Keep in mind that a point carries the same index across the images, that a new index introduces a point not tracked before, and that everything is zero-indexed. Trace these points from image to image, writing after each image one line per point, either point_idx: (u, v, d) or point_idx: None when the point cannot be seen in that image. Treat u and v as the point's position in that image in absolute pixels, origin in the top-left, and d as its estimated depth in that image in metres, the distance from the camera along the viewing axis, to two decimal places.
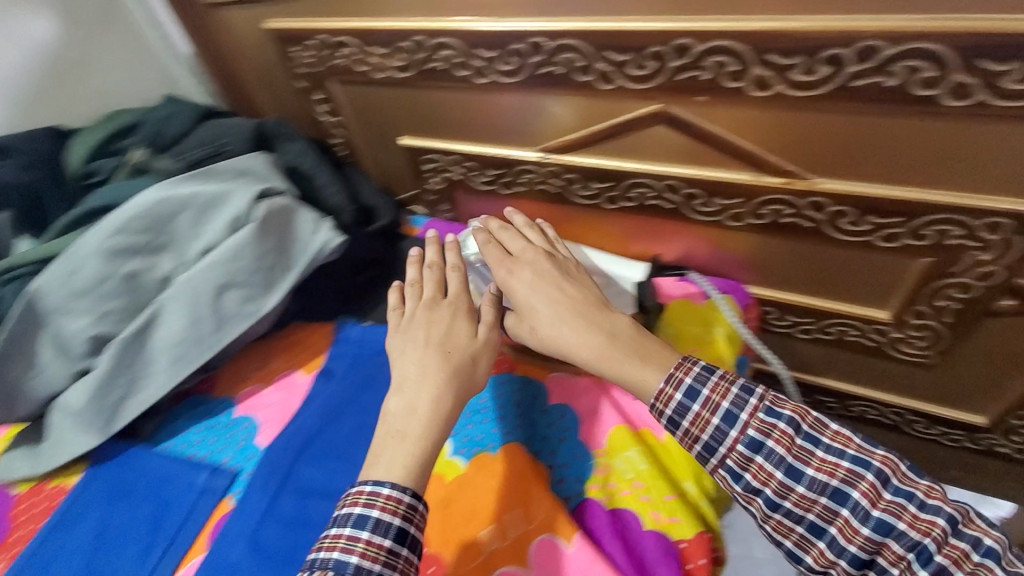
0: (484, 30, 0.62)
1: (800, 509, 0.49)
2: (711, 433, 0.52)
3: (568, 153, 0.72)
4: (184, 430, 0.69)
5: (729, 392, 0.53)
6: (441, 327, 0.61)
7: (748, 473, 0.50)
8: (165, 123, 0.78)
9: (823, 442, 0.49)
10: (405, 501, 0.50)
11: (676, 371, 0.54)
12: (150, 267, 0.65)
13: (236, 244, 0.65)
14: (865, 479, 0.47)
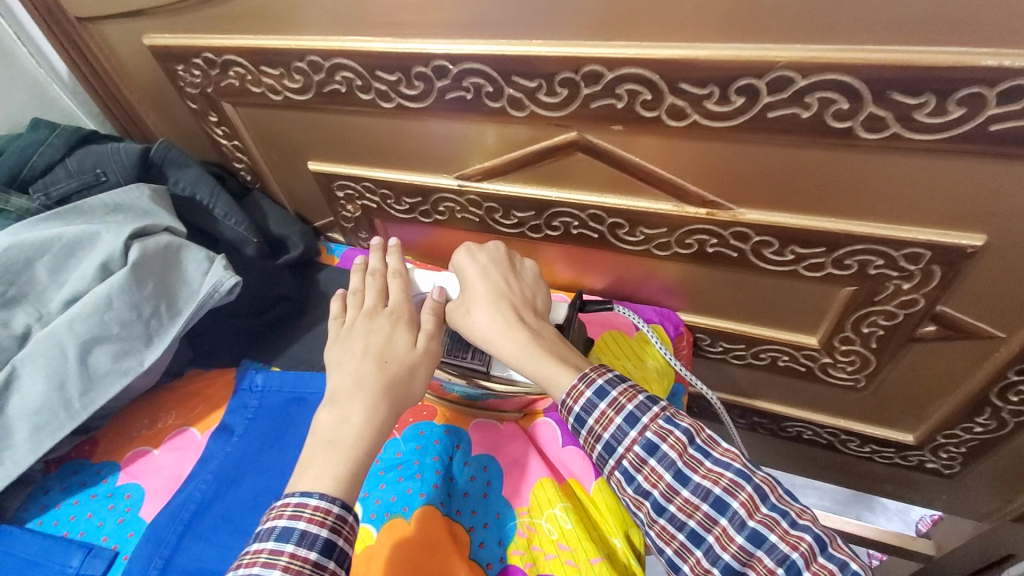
0: (383, 51, 0.56)
1: (683, 515, 0.47)
2: (614, 433, 0.51)
3: (486, 181, 0.67)
4: (56, 503, 0.60)
5: (636, 396, 0.52)
6: (378, 337, 0.54)
7: (640, 475, 0.49)
8: (34, 149, 0.67)
9: (710, 454, 0.48)
10: (331, 512, 0.43)
11: (590, 370, 0.53)
12: (2, 323, 0.56)
13: (105, 293, 0.57)
14: (745, 491, 0.46)
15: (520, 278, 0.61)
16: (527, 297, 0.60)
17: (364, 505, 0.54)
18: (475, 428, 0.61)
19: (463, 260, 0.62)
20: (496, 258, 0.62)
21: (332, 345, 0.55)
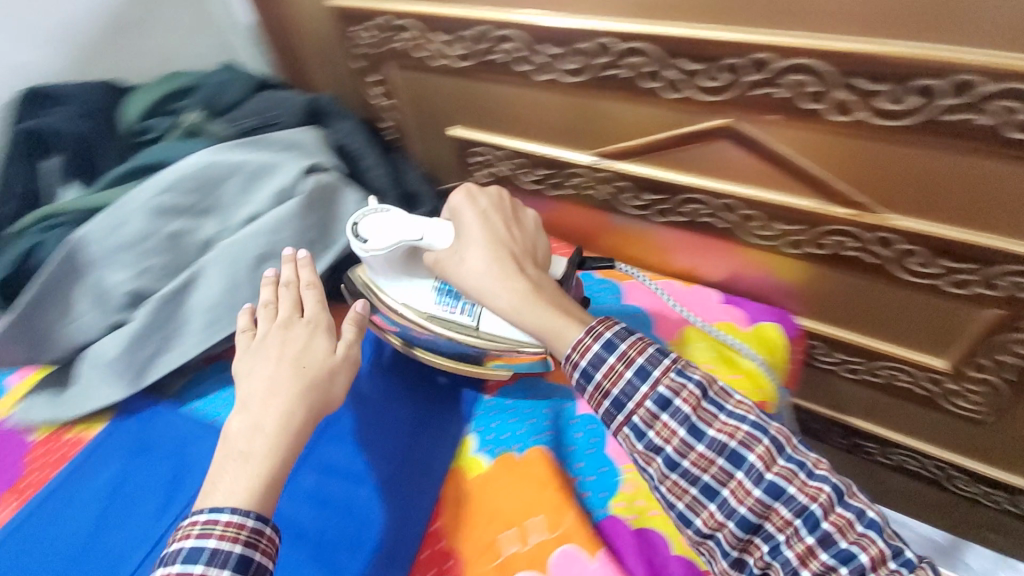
0: (553, 25, 0.61)
1: (697, 469, 0.46)
2: (623, 388, 0.48)
3: (622, 161, 0.69)
4: (210, 391, 0.67)
5: (646, 348, 0.49)
6: (295, 349, 0.53)
7: (651, 431, 0.47)
8: (223, 88, 0.76)
9: (725, 407, 0.47)
10: (247, 527, 0.43)
11: (597, 324, 0.50)
12: (193, 230, 0.64)
13: (281, 214, 0.65)
14: (762, 443, 0.45)
15: (520, 224, 0.58)
16: (529, 243, 0.58)
17: (478, 438, 0.59)
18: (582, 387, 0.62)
19: (459, 199, 0.59)
20: (495, 201, 0.59)
21: (243, 356, 0.53)
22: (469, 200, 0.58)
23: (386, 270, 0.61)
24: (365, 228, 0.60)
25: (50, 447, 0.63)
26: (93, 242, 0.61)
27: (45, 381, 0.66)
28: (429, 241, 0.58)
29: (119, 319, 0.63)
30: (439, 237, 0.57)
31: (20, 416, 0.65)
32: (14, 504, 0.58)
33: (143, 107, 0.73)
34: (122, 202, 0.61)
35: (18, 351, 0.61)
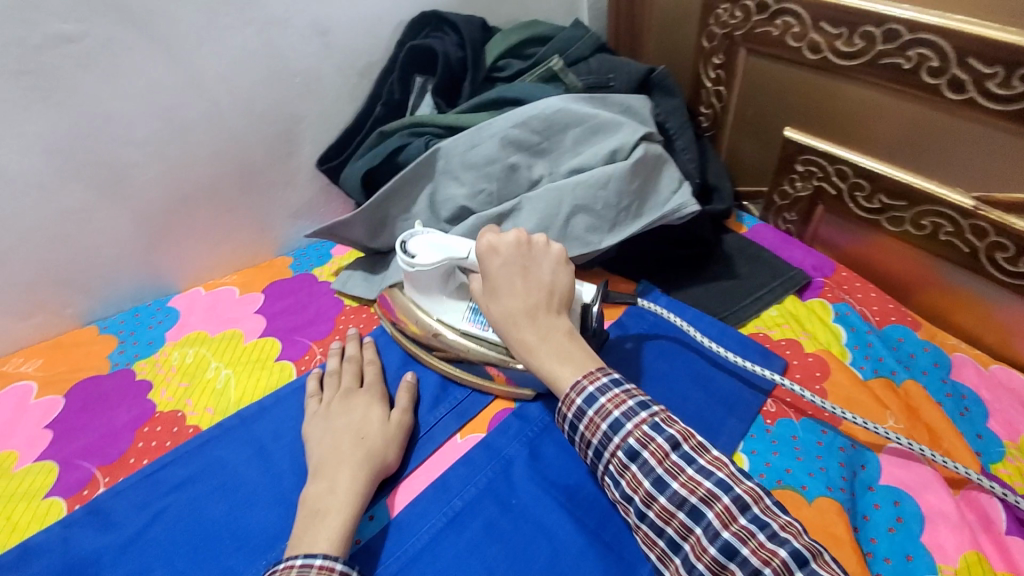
0: (1001, 40, 0.52)
1: (661, 522, 0.43)
2: (601, 440, 0.46)
3: (1018, 216, 0.57)
4: None
5: (625, 403, 0.46)
6: (351, 419, 0.55)
7: (623, 480, 0.45)
8: (573, 43, 0.79)
9: (694, 461, 0.43)
10: (338, 567, 0.42)
11: (582, 377, 0.48)
12: (527, 167, 0.66)
13: (609, 173, 0.63)
14: (722, 500, 0.41)
15: (536, 271, 0.52)
16: (547, 287, 0.51)
17: (754, 462, 0.54)
18: (888, 456, 0.54)
19: (486, 241, 0.53)
20: (516, 248, 0.52)
21: (312, 422, 0.56)
22: (490, 246, 0.52)
23: (436, 291, 0.61)
24: (417, 245, 0.58)
25: (355, 316, 0.71)
26: (448, 154, 0.67)
27: (360, 261, 0.75)
28: (472, 258, 0.56)
29: (440, 230, 0.68)
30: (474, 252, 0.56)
31: (338, 287, 0.74)
32: (322, 354, 0.66)
33: (505, 47, 0.78)
34: (483, 126, 0.66)
35: (361, 229, 0.69)
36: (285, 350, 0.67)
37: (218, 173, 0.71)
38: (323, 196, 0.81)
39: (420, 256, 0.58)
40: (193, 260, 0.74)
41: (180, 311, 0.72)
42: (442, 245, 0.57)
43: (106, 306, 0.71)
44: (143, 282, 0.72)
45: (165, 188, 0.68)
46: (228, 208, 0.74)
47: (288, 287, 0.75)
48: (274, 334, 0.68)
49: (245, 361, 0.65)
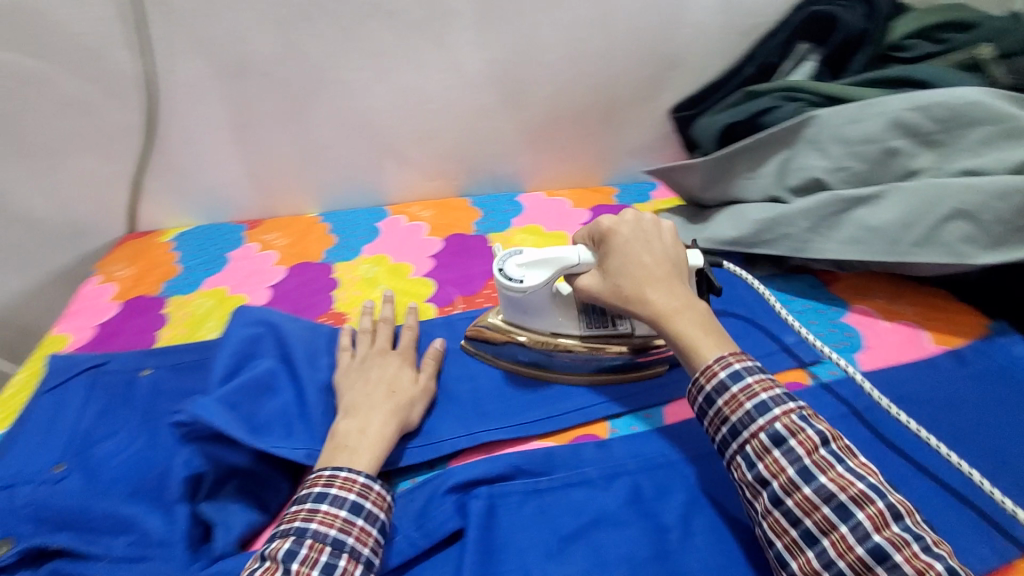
0: None
1: (798, 511, 0.41)
2: (741, 419, 0.44)
3: None
4: (795, 294, 0.68)
5: (773, 387, 0.45)
6: (384, 371, 0.56)
7: (761, 463, 0.43)
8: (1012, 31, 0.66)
9: (843, 461, 0.42)
10: (360, 479, 0.46)
11: (729, 353, 0.47)
12: (908, 156, 0.61)
13: (1018, 184, 0.55)
14: (875, 503, 0.39)
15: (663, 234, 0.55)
16: (672, 259, 0.54)
17: None
18: None
19: (608, 223, 0.56)
20: (634, 225, 0.55)
21: (347, 372, 0.57)
22: (614, 223, 0.56)
23: (545, 313, 0.59)
24: (518, 268, 0.57)
25: None
26: (821, 124, 0.65)
27: (678, 208, 0.79)
28: (578, 257, 0.56)
29: (779, 195, 0.68)
30: (577, 252, 0.56)
31: None
32: None
33: (915, 27, 0.72)
34: (872, 102, 0.63)
35: (698, 177, 0.73)
36: None
37: (590, 101, 0.81)
38: (661, 142, 0.87)
39: (527, 277, 0.56)
40: (543, 169, 0.88)
41: (525, 206, 0.85)
42: (542, 257, 0.56)
43: (475, 186, 0.89)
44: (505, 176, 0.88)
45: (549, 105, 0.81)
46: (584, 132, 0.85)
47: (610, 212, 0.82)
48: None
49: None
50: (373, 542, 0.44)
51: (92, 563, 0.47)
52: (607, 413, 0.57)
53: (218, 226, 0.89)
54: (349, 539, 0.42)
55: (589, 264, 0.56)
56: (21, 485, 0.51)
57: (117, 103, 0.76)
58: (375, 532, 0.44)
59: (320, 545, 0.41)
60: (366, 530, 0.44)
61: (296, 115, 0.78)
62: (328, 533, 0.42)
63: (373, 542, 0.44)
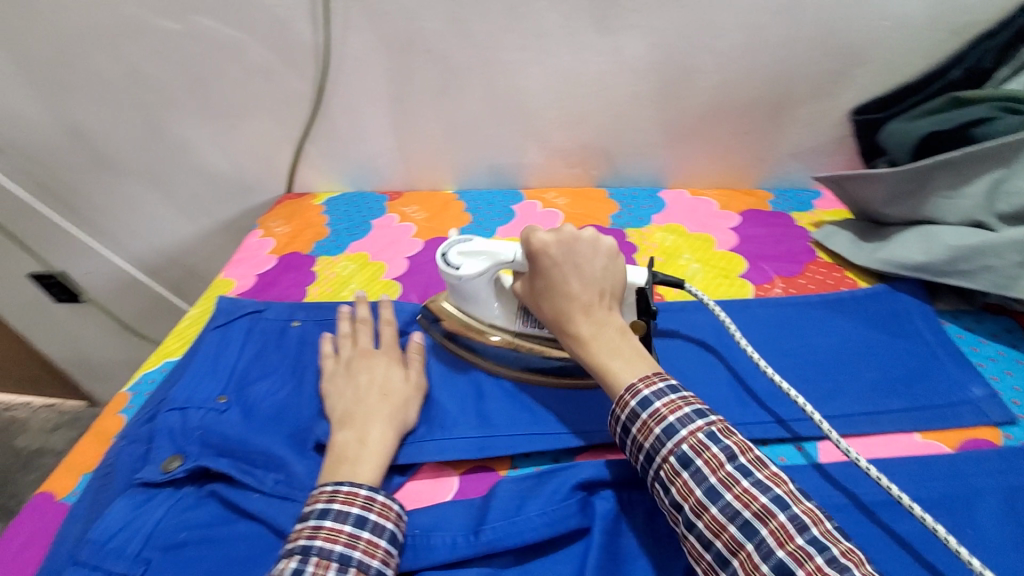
0: None
1: (708, 533, 0.38)
2: (653, 444, 0.42)
3: None
4: (985, 337, 0.59)
5: (681, 409, 0.42)
6: (373, 375, 0.56)
7: (672, 487, 0.40)
8: None
9: (751, 474, 0.38)
10: (362, 493, 0.44)
11: (637, 380, 0.44)
12: None
13: None
14: (778, 516, 0.36)
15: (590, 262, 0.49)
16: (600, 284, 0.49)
17: None
18: None
19: (532, 241, 0.50)
20: (565, 244, 0.50)
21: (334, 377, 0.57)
22: (540, 244, 0.49)
23: (485, 301, 0.60)
24: (459, 256, 0.59)
25: (823, 270, 0.67)
26: None
27: (847, 222, 0.71)
28: (513, 256, 0.56)
29: (984, 221, 0.58)
30: (513, 250, 0.56)
31: (818, 238, 0.70)
32: (782, 288, 0.65)
33: None
34: None
35: (880, 191, 0.65)
36: (749, 271, 0.68)
37: (756, 96, 0.75)
38: (831, 147, 0.78)
39: (464, 265, 0.59)
40: (689, 165, 0.83)
41: (667, 203, 0.81)
42: (481, 250, 0.58)
43: (613, 178, 0.86)
44: (646, 169, 0.84)
45: (710, 97, 0.76)
46: (741, 129, 0.78)
47: (764, 218, 0.75)
48: (742, 254, 0.70)
49: (713, 265, 0.70)
50: (382, 553, 0.42)
51: (247, 492, 0.51)
52: (754, 437, 0.52)
53: (363, 194, 0.94)
54: (356, 553, 0.40)
55: (521, 264, 0.56)
56: (194, 409, 0.57)
57: (294, 71, 0.82)
58: (383, 543, 0.42)
59: (326, 562, 0.39)
60: (373, 541, 0.42)
61: (450, 93, 0.80)
62: (334, 549, 0.40)
63: (381, 553, 0.42)
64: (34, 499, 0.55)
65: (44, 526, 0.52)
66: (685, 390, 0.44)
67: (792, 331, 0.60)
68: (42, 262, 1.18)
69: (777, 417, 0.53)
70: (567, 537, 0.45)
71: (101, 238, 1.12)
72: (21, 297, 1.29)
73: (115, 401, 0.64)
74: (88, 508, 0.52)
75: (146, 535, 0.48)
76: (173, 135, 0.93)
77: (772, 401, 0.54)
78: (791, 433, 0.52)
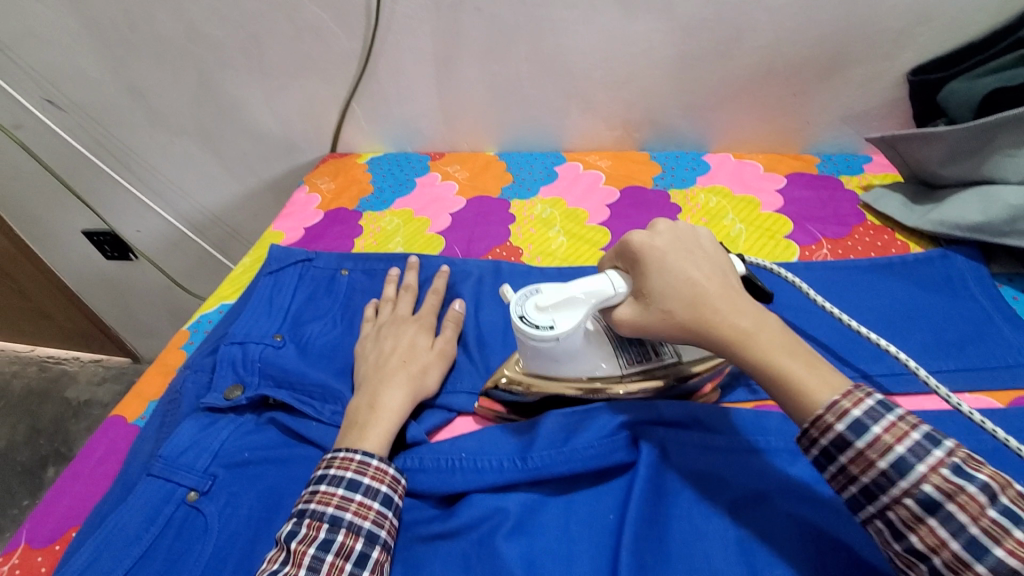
0: None
1: (925, 547, 0.35)
2: (875, 479, 0.37)
3: None
4: None
5: (879, 412, 0.38)
6: (400, 339, 0.57)
7: (879, 499, 0.37)
8: None
9: (1023, 520, 0.33)
10: (356, 458, 0.46)
11: (842, 398, 0.38)
12: None
13: None
14: (1013, 531, 0.33)
15: None
16: None
17: None
18: None
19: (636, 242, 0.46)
20: (672, 235, 0.46)
21: (365, 343, 0.59)
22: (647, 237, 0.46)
23: (579, 358, 0.49)
24: (545, 311, 0.46)
25: (872, 233, 0.67)
26: None
27: (899, 186, 0.69)
28: (612, 290, 0.46)
29: None
30: (610, 280, 0.46)
31: (867, 201, 0.70)
32: (828, 250, 0.65)
33: None
34: None
35: (938, 151, 0.64)
36: (795, 232, 0.68)
37: (810, 57, 0.74)
38: (884, 110, 0.77)
39: (557, 322, 0.46)
40: (735, 129, 0.82)
41: (711, 166, 0.81)
42: (571, 294, 0.46)
43: (657, 140, 0.86)
44: (693, 131, 0.84)
45: (762, 58, 0.75)
46: (791, 91, 0.77)
47: (810, 180, 0.75)
48: (788, 215, 0.70)
49: (758, 225, 0.70)
50: (374, 515, 0.44)
51: (306, 420, 0.54)
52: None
53: (406, 154, 0.96)
54: (347, 515, 0.43)
55: (621, 292, 0.46)
56: (252, 343, 0.60)
57: (344, 30, 0.83)
58: (376, 505, 0.45)
59: (318, 523, 0.43)
60: (366, 503, 0.44)
61: (498, 52, 0.80)
62: (325, 510, 0.43)
63: (373, 515, 0.44)
64: (109, 421, 0.59)
65: (117, 443, 0.57)
66: (903, 410, 0.38)
67: (843, 292, 0.60)
68: (96, 218, 1.24)
69: (862, 372, 0.54)
70: (611, 471, 0.47)
71: (152, 195, 1.17)
72: (76, 253, 1.35)
73: (177, 337, 0.68)
74: (158, 429, 0.56)
75: (213, 452, 0.52)
76: (224, 93, 0.96)
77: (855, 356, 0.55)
78: (877, 386, 0.53)
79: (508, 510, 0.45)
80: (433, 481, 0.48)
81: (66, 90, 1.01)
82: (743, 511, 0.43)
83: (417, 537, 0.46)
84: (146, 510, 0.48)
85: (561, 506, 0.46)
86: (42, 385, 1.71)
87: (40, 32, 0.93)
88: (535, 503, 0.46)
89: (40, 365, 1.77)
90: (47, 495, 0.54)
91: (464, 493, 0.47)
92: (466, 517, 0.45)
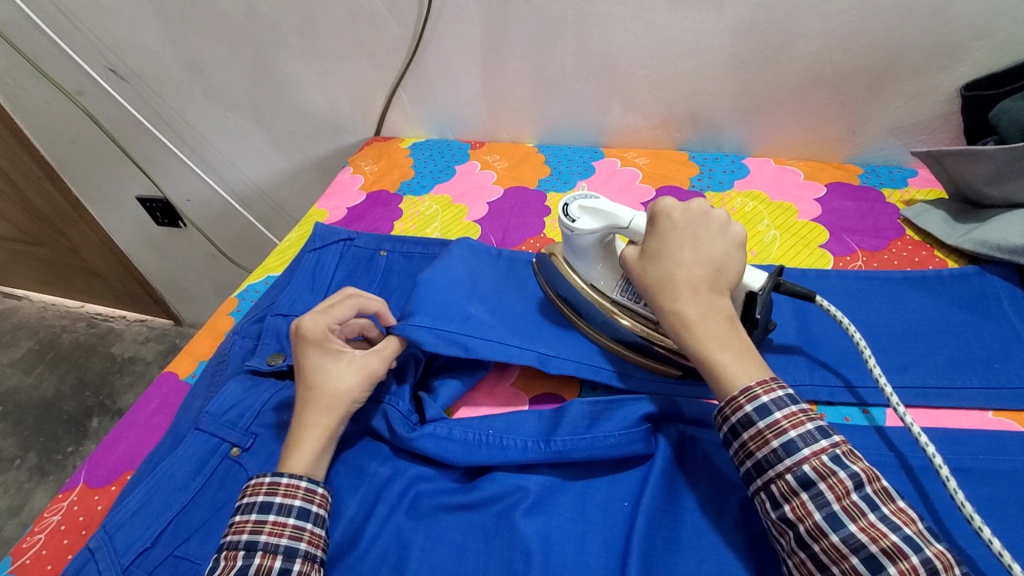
0: None
1: (826, 561, 0.37)
2: (768, 456, 0.41)
3: None
4: None
5: (803, 424, 0.41)
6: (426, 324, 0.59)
7: (787, 504, 0.39)
8: None
9: (879, 508, 0.37)
10: (302, 485, 0.46)
11: (756, 383, 0.43)
12: None
13: None
14: (910, 558, 0.35)
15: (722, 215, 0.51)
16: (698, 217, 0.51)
17: None
18: None
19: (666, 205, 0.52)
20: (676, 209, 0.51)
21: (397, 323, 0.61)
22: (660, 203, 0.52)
23: (588, 260, 0.59)
24: (580, 210, 0.58)
25: (910, 249, 0.66)
26: None
27: (943, 203, 0.69)
28: (633, 225, 0.54)
29: None
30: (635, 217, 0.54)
31: (907, 216, 0.69)
32: (863, 261, 0.65)
33: None
34: None
35: (985, 170, 0.63)
36: (830, 242, 0.68)
37: (861, 65, 0.73)
38: (934, 124, 0.75)
39: (579, 220, 0.57)
40: (778, 133, 0.82)
41: (750, 170, 0.80)
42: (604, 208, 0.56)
43: (698, 142, 0.86)
44: (734, 134, 0.84)
45: (811, 64, 0.74)
46: (837, 100, 0.77)
47: (851, 191, 0.74)
48: (824, 225, 0.70)
49: (794, 233, 0.70)
50: (291, 531, 0.44)
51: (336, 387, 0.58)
52: (819, 399, 0.54)
53: (447, 141, 0.98)
54: (302, 544, 0.44)
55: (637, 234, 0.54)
56: (296, 317, 0.64)
57: (395, 16, 0.86)
58: (322, 530, 0.46)
59: (273, 556, 0.43)
60: (280, 521, 0.44)
61: (544, 46, 0.81)
62: (315, 548, 0.44)
63: (290, 531, 0.44)
64: (162, 376, 0.65)
65: (169, 397, 0.63)
66: (806, 404, 0.42)
67: (872, 303, 0.60)
68: (151, 185, 1.30)
69: (846, 382, 0.54)
70: (632, 461, 0.49)
71: (203, 166, 1.22)
72: (129, 217, 1.43)
73: (226, 304, 0.73)
74: (207, 388, 0.61)
75: (255, 412, 0.56)
76: (277, 72, 1.00)
77: (846, 366, 0.55)
78: (858, 398, 0.53)
79: (528, 488, 0.48)
80: (459, 452, 0.50)
81: (129, 62, 1.06)
82: (754, 511, 0.45)
83: (441, 506, 0.48)
84: (193, 461, 0.52)
85: (579, 489, 0.48)
86: (90, 340, 1.81)
87: (110, 6, 0.98)
88: (553, 485, 0.49)
89: (88, 321, 1.88)
90: (106, 440, 0.60)
91: (489, 468, 0.50)
92: (489, 490, 0.48)
